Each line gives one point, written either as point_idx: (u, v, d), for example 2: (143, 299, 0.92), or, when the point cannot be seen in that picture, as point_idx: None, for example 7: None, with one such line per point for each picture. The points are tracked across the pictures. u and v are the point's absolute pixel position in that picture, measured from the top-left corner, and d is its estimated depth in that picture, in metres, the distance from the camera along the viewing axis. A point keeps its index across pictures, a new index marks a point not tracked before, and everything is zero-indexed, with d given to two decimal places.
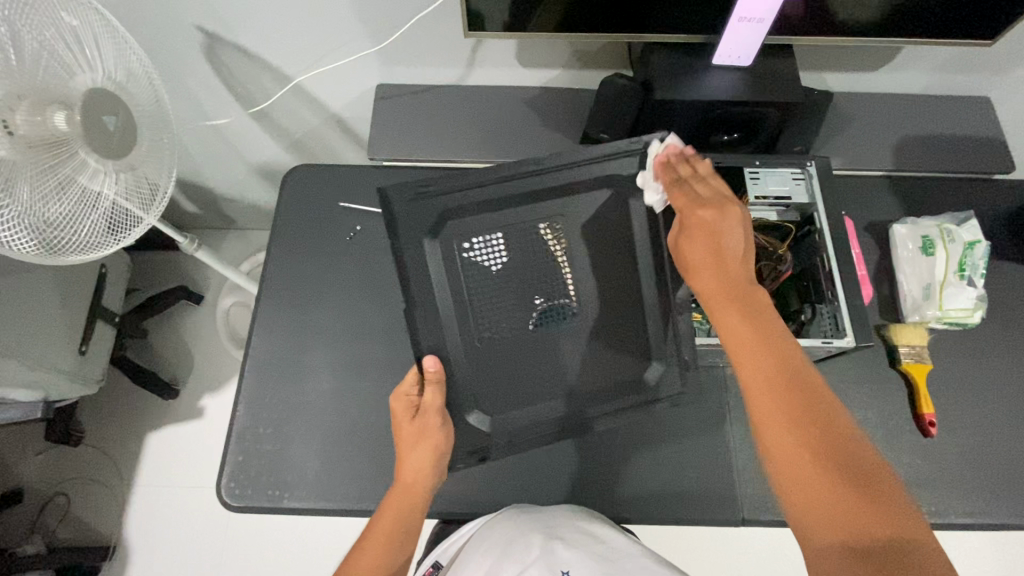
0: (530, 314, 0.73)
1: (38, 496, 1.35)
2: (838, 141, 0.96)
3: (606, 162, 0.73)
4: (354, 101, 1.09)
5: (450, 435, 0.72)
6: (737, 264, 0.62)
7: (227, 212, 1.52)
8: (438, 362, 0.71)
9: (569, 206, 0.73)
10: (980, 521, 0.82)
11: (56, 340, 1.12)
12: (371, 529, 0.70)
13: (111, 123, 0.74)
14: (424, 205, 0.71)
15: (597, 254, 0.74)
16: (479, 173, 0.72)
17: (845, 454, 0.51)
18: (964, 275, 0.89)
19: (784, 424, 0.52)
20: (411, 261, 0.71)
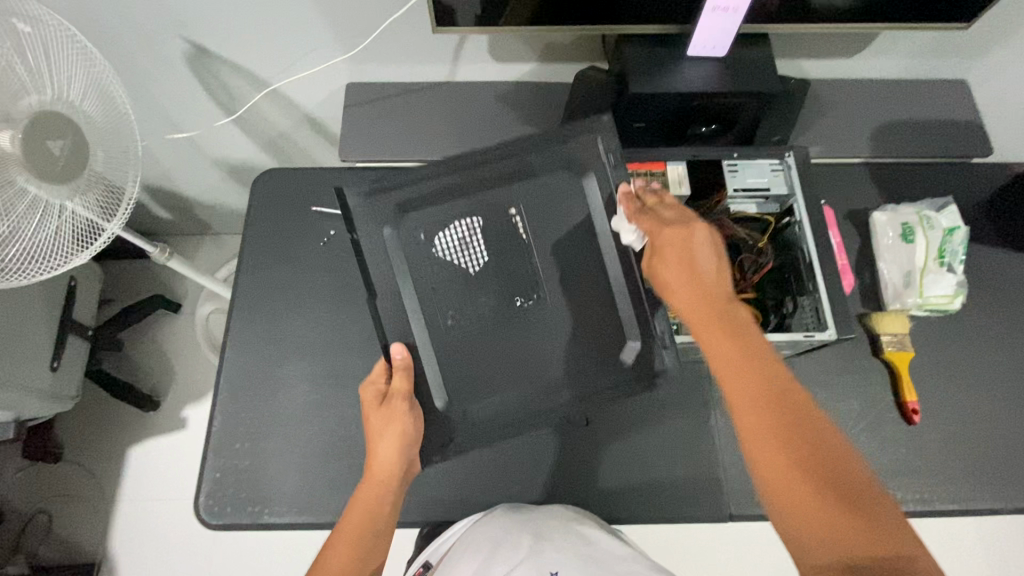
0: (492, 293, 0.70)
1: (18, 515, 1.32)
2: (816, 129, 0.95)
3: (560, 145, 0.72)
4: (324, 101, 1.06)
5: (419, 420, 0.69)
6: (711, 287, 0.63)
7: (201, 218, 1.48)
8: (405, 350, 0.69)
9: (525, 186, 0.71)
10: (963, 506, 0.82)
11: (28, 357, 1.09)
12: (340, 526, 0.68)
13: (57, 147, 0.71)
14: (379, 199, 0.70)
15: (558, 228, 0.71)
16: (435, 166, 0.71)
17: (836, 472, 0.51)
18: (944, 262, 0.89)
19: (773, 444, 0.53)
20: (369, 251, 0.69)
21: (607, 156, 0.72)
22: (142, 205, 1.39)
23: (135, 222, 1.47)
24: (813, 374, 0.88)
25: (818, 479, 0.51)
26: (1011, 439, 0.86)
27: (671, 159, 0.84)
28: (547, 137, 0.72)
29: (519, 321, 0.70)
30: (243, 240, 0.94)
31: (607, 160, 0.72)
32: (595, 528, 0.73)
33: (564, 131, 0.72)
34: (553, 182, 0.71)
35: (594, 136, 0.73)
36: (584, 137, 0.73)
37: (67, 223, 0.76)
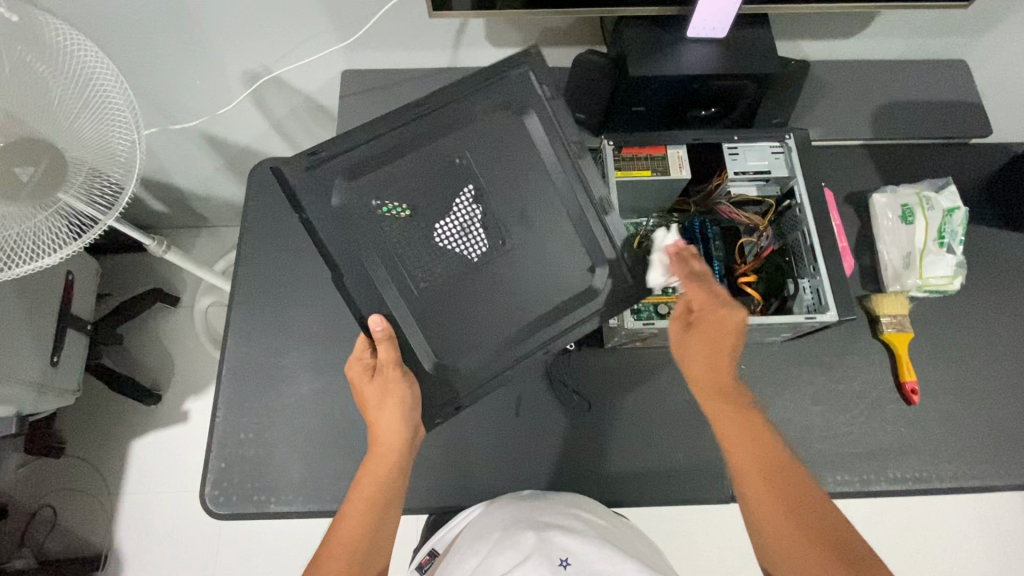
0: (455, 245, 0.69)
1: (22, 510, 1.32)
2: (815, 112, 0.95)
3: (490, 86, 0.72)
4: (319, 88, 1.04)
5: (416, 385, 0.67)
6: (731, 365, 0.67)
7: (197, 210, 1.47)
8: (385, 321, 0.66)
9: (467, 138, 0.71)
10: (963, 485, 0.83)
11: (27, 353, 1.08)
12: (344, 515, 0.65)
13: (25, 173, 0.71)
14: (319, 172, 0.68)
15: (512, 176, 0.71)
16: (369, 127, 0.69)
17: (826, 527, 0.58)
18: (943, 243, 0.90)
19: (777, 510, 0.60)
20: (324, 228, 0.67)
21: (541, 88, 0.72)
22: (138, 198, 1.38)
23: (131, 216, 1.46)
24: (814, 355, 0.88)
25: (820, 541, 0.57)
26: (1010, 417, 0.87)
27: (672, 143, 0.83)
28: (474, 82, 0.72)
29: (486, 265, 0.69)
30: (241, 232, 0.94)
31: (542, 92, 0.72)
32: (599, 523, 0.71)
33: (491, 70, 0.72)
34: (495, 124, 0.71)
35: (523, 70, 0.72)
36: (515, 74, 0.72)
37: (49, 221, 0.73)
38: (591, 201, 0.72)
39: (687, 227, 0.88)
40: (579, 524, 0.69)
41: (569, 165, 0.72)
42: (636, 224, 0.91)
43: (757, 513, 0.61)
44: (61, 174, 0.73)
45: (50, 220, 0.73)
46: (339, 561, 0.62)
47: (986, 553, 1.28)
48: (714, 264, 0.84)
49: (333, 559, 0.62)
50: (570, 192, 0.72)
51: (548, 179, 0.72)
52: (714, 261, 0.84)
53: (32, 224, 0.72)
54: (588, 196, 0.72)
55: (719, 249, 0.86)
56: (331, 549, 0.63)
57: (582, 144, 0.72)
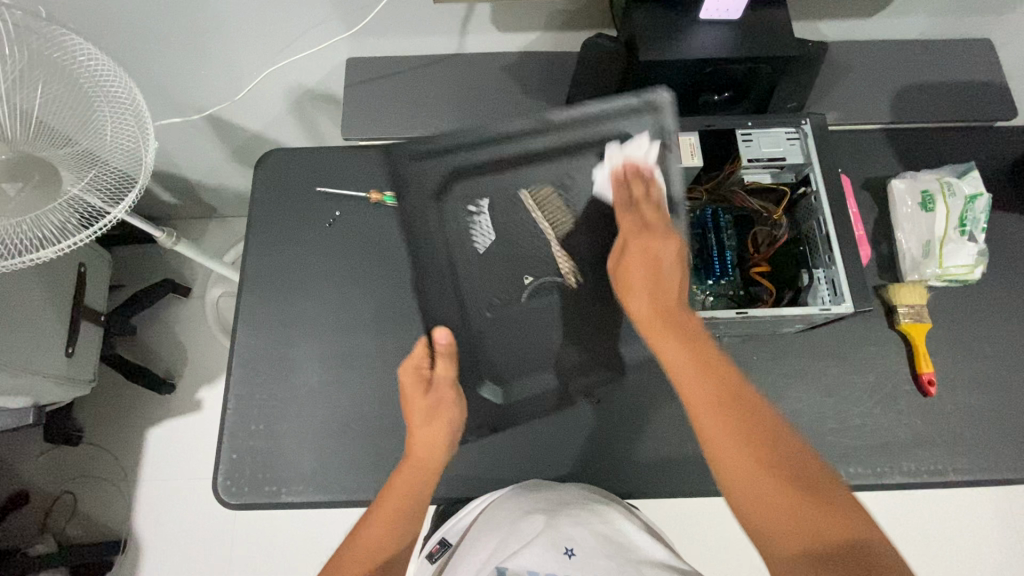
0: (524, 283, 0.74)
1: (43, 497, 1.35)
2: (833, 95, 0.92)
3: (613, 116, 0.71)
4: (325, 77, 1.03)
5: (463, 411, 0.73)
6: (669, 289, 0.64)
7: (206, 200, 1.47)
8: (450, 335, 0.73)
9: (574, 168, 0.71)
10: (979, 477, 0.82)
11: (42, 345, 1.09)
12: (373, 517, 0.66)
13: (10, 189, 0.67)
14: (430, 167, 0.72)
15: (595, 215, 0.73)
16: (497, 129, 0.70)
17: (782, 447, 0.54)
18: (965, 230, 0.88)
19: (728, 436, 0.54)
20: (418, 221, 0.74)
21: (658, 130, 0.71)
22: (148, 189, 1.38)
23: (141, 207, 1.46)
24: (828, 347, 0.87)
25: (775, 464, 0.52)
26: None
27: (682, 130, 0.81)
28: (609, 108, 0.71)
29: (547, 294, 0.74)
30: (249, 223, 0.93)
31: (662, 138, 0.71)
32: (603, 503, 0.72)
33: (622, 99, 0.71)
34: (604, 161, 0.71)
35: (646, 107, 0.71)
36: (640, 110, 0.71)
37: (53, 220, 0.72)
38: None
39: (699, 216, 0.85)
40: (585, 508, 0.70)
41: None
42: None
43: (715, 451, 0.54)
44: (60, 177, 0.71)
45: (55, 218, 0.72)
46: (360, 561, 0.64)
47: (997, 541, 1.27)
48: (726, 254, 0.82)
49: (356, 556, 0.64)
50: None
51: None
52: (727, 251, 0.83)
53: (34, 222, 0.70)
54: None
55: (731, 239, 0.84)
56: (353, 552, 0.64)
57: (682, 203, 0.70)
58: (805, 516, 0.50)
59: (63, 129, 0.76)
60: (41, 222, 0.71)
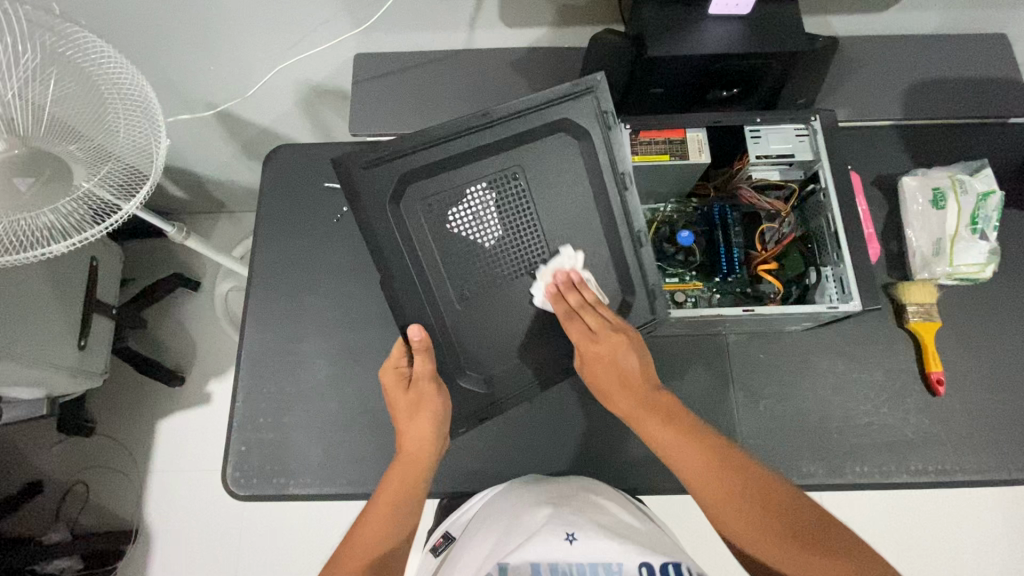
0: (499, 271, 0.70)
1: (56, 486, 1.37)
2: (844, 91, 0.91)
3: (556, 107, 0.70)
4: (332, 73, 1.03)
5: (448, 400, 0.69)
6: (640, 383, 0.65)
7: (216, 195, 1.48)
8: (423, 332, 0.66)
9: (527, 158, 0.70)
10: (988, 477, 0.81)
11: (54, 338, 1.10)
12: (365, 517, 0.65)
13: (24, 184, 0.70)
14: (379, 173, 0.67)
15: (557, 199, 0.71)
16: (434, 131, 0.67)
17: (782, 504, 0.57)
18: (976, 229, 0.86)
19: (736, 509, 0.57)
20: (378, 231, 0.67)
21: (603, 116, 0.71)
22: (158, 184, 1.40)
23: (152, 201, 1.48)
24: (836, 345, 0.86)
25: (781, 524, 0.55)
26: None
27: (690, 126, 0.81)
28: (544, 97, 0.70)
29: (524, 289, 0.70)
30: (258, 217, 0.94)
31: (602, 119, 0.70)
32: (602, 504, 0.71)
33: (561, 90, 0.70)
34: (552, 146, 0.71)
35: (588, 96, 0.71)
36: (581, 97, 0.70)
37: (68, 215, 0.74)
38: (630, 231, 0.72)
39: (706, 214, 0.86)
40: (584, 506, 0.69)
41: (615, 196, 0.72)
42: (654, 210, 0.90)
43: (735, 532, 0.57)
44: (71, 174, 0.73)
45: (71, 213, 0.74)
46: (358, 558, 0.62)
47: (1007, 541, 1.25)
48: (733, 251, 0.82)
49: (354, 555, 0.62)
50: (612, 219, 0.72)
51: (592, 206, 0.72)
52: (734, 250, 0.81)
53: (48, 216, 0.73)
54: (628, 228, 0.72)
55: (739, 236, 0.83)
56: (350, 550, 0.63)
57: (628, 178, 0.71)
58: (825, 567, 0.52)
59: (79, 125, 0.77)
60: (54, 215, 0.72)
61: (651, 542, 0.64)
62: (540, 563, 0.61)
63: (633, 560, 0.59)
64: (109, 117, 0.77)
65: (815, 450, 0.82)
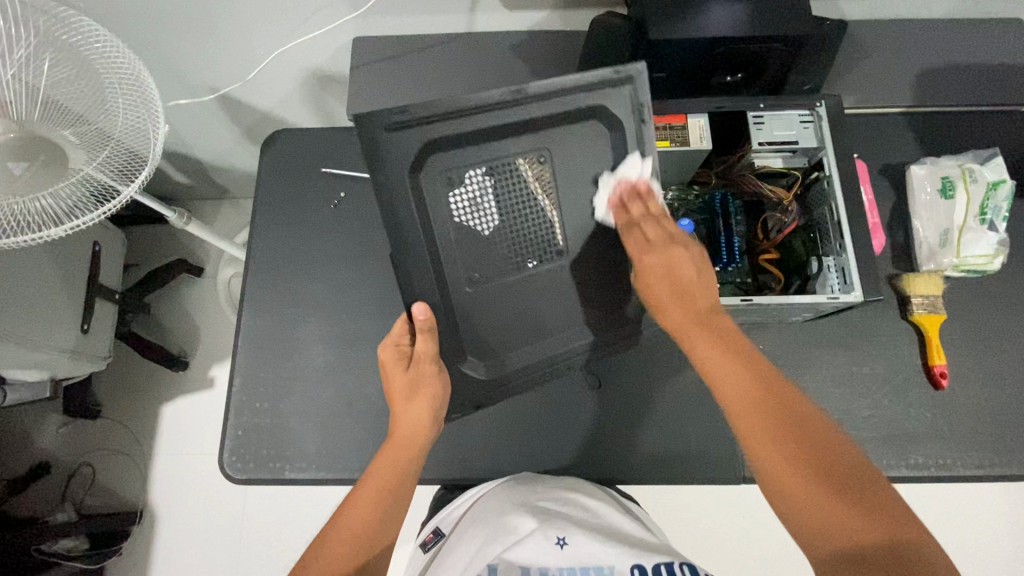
0: (510, 254, 0.70)
1: (63, 467, 1.39)
2: (852, 76, 0.89)
3: (594, 92, 0.68)
4: (332, 57, 1.02)
5: (446, 384, 0.70)
6: (695, 295, 0.62)
7: (218, 182, 1.48)
8: (428, 311, 0.67)
9: (553, 142, 0.69)
10: (989, 472, 0.80)
11: (56, 321, 1.11)
12: (351, 500, 0.66)
13: (18, 168, 0.70)
14: (404, 136, 0.64)
15: (577, 190, 0.70)
16: (469, 100, 0.65)
17: (820, 449, 0.52)
18: (985, 219, 0.84)
19: (767, 439, 0.53)
20: (394, 198, 0.65)
21: (638, 108, 0.69)
22: (160, 170, 1.40)
23: (154, 187, 1.48)
24: (837, 337, 0.85)
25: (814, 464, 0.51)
26: None
27: (692, 112, 0.79)
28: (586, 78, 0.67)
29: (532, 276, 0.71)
30: (256, 203, 0.94)
31: (638, 114, 0.69)
32: (590, 505, 0.70)
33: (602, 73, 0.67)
34: (583, 132, 0.69)
35: (629, 84, 0.68)
36: (621, 85, 0.68)
37: (66, 199, 0.74)
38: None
39: (707, 202, 0.84)
40: (571, 510, 0.68)
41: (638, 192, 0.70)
42: None
43: (761, 469, 0.53)
44: (68, 158, 0.73)
45: (69, 196, 0.75)
46: (346, 544, 0.63)
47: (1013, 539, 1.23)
48: (734, 240, 0.81)
49: (340, 543, 0.63)
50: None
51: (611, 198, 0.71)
52: (736, 237, 0.81)
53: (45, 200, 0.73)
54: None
55: (740, 225, 0.83)
56: (335, 533, 0.63)
57: (655, 177, 0.70)
58: (845, 518, 0.49)
59: (74, 107, 0.76)
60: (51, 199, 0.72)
61: (635, 540, 0.65)
62: (529, 569, 0.61)
63: (623, 560, 0.59)
64: (108, 101, 0.77)
65: None
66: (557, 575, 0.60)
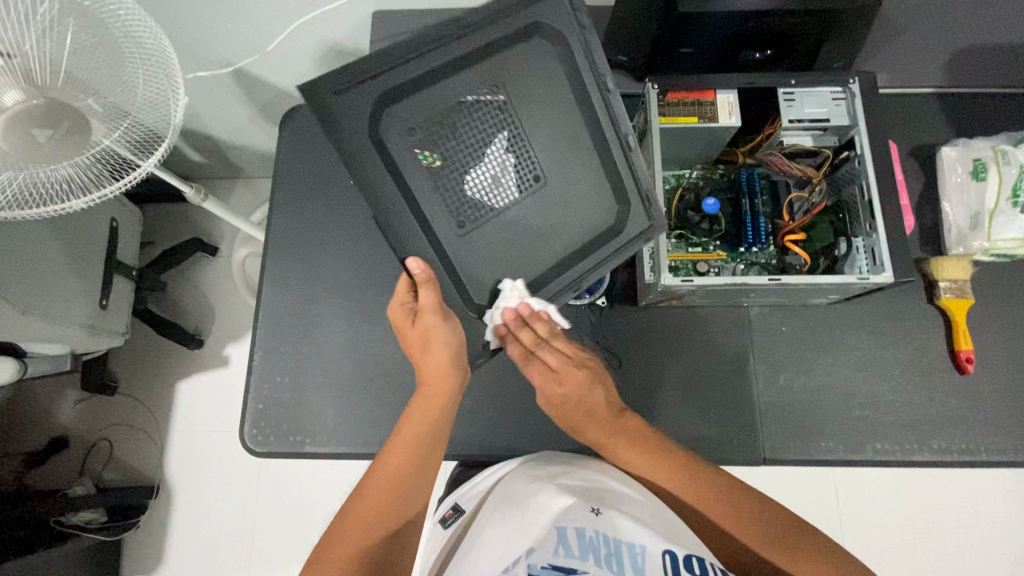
0: (490, 187, 0.69)
1: (82, 441, 1.41)
2: (885, 54, 0.86)
3: (527, 9, 0.68)
4: (352, 31, 1.01)
5: (456, 330, 0.68)
6: (603, 413, 0.72)
7: (233, 160, 1.48)
8: (424, 264, 0.65)
9: (503, 70, 0.69)
10: (1013, 458, 0.79)
11: (76, 295, 1.12)
12: (387, 452, 0.66)
13: (42, 135, 0.69)
14: (355, 96, 0.65)
15: (542, 117, 0.70)
16: (402, 48, 0.65)
17: (747, 506, 0.64)
18: (1018, 201, 0.83)
19: (710, 510, 0.65)
20: (363, 161, 0.65)
21: (576, 14, 0.70)
22: (175, 147, 1.39)
23: (169, 164, 1.48)
24: (862, 320, 0.84)
25: (751, 524, 0.63)
26: None
27: (721, 87, 0.78)
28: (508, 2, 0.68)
29: (522, 209, 0.70)
30: (275, 179, 0.94)
31: (578, 21, 0.70)
32: (618, 491, 0.70)
33: None
34: (528, 53, 0.70)
35: None
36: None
37: (89, 170, 0.75)
38: (617, 137, 0.71)
39: (733, 180, 0.82)
40: (601, 491, 0.68)
41: (597, 96, 0.70)
42: (678, 176, 0.88)
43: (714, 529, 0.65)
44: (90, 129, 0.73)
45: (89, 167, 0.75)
46: (385, 492, 0.63)
47: None
48: (759, 220, 0.78)
49: (375, 492, 0.63)
50: (602, 124, 0.71)
51: (576, 114, 0.71)
52: (761, 218, 0.78)
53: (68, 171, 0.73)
54: (615, 132, 0.71)
55: (765, 205, 0.81)
56: (373, 481, 0.64)
57: (610, 79, 0.70)
58: (791, 560, 0.60)
59: (91, 81, 0.75)
60: (70, 171, 0.73)
61: (665, 523, 0.64)
62: (566, 527, 0.60)
63: (655, 542, 0.58)
64: (126, 74, 0.75)
65: (835, 426, 0.80)
66: (594, 538, 0.58)
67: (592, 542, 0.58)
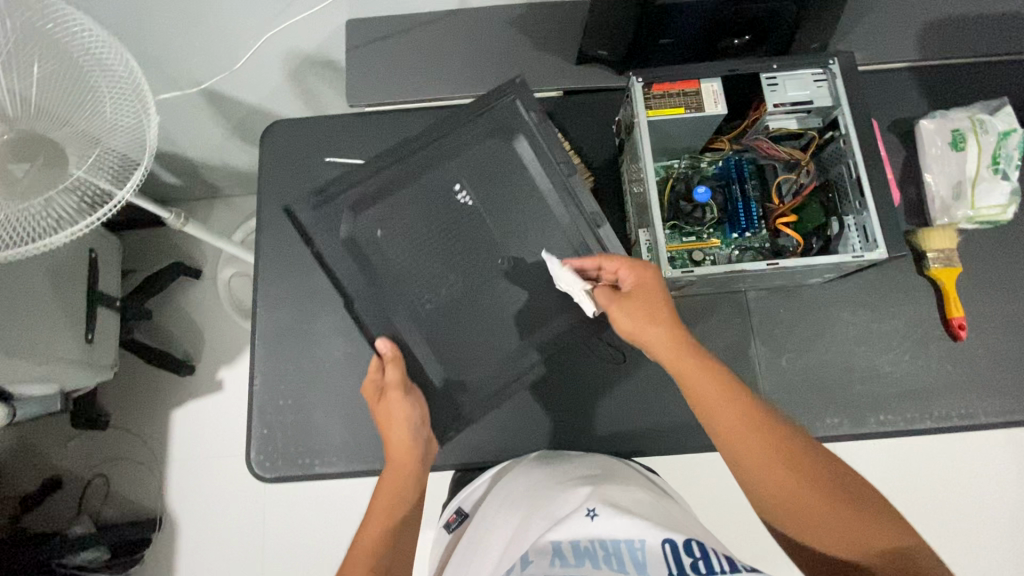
0: (458, 275, 0.75)
1: (77, 479, 1.37)
2: (861, 32, 0.87)
3: (480, 118, 0.78)
4: (326, 42, 0.99)
5: (421, 404, 0.72)
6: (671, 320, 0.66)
7: (210, 180, 1.44)
8: (391, 344, 0.72)
9: (464, 170, 0.77)
10: (1012, 419, 0.81)
11: (60, 333, 1.09)
12: (364, 527, 0.68)
13: (19, 171, 0.68)
14: (330, 207, 0.76)
15: (507, 204, 0.76)
16: (374, 165, 0.78)
17: (806, 455, 0.58)
18: (998, 168, 0.85)
19: (766, 457, 0.58)
20: (335, 261, 0.75)
21: (526, 115, 0.78)
22: (150, 171, 1.36)
23: (144, 189, 1.44)
24: (856, 296, 0.85)
25: (805, 473, 0.57)
26: None
27: (704, 76, 0.78)
28: (466, 114, 0.79)
29: (491, 289, 0.75)
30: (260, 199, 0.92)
31: (527, 119, 0.78)
32: (622, 486, 0.68)
33: (480, 104, 0.79)
34: (485, 152, 0.78)
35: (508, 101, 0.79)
36: (500, 106, 0.79)
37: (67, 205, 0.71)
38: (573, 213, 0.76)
39: (723, 168, 0.85)
40: (607, 491, 0.66)
41: (553, 181, 0.77)
42: (668, 166, 0.88)
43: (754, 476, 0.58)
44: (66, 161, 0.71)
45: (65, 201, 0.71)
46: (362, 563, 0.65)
47: None
48: (751, 205, 0.81)
49: (356, 562, 0.65)
50: (556, 204, 0.76)
51: (535, 196, 0.76)
52: (751, 202, 0.81)
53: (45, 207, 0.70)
54: (572, 210, 0.76)
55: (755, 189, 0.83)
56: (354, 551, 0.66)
57: (567, 165, 0.77)
58: (842, 517, 0.55)
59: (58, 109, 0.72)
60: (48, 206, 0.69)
61: (664, 520, 0.62)
62: (561, 541, 0.58)
63: (654, 533, 0.57)
64: (92, 98, 0.73)
65: (839, 402, 0.81)
66: (589, 545, 0.57)
67: (588, 549, 0.56)
